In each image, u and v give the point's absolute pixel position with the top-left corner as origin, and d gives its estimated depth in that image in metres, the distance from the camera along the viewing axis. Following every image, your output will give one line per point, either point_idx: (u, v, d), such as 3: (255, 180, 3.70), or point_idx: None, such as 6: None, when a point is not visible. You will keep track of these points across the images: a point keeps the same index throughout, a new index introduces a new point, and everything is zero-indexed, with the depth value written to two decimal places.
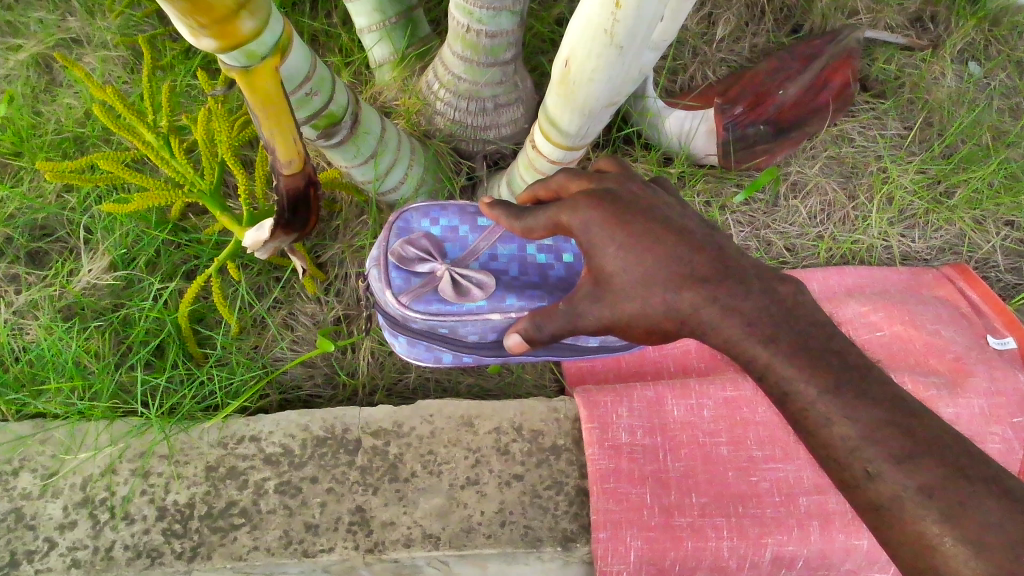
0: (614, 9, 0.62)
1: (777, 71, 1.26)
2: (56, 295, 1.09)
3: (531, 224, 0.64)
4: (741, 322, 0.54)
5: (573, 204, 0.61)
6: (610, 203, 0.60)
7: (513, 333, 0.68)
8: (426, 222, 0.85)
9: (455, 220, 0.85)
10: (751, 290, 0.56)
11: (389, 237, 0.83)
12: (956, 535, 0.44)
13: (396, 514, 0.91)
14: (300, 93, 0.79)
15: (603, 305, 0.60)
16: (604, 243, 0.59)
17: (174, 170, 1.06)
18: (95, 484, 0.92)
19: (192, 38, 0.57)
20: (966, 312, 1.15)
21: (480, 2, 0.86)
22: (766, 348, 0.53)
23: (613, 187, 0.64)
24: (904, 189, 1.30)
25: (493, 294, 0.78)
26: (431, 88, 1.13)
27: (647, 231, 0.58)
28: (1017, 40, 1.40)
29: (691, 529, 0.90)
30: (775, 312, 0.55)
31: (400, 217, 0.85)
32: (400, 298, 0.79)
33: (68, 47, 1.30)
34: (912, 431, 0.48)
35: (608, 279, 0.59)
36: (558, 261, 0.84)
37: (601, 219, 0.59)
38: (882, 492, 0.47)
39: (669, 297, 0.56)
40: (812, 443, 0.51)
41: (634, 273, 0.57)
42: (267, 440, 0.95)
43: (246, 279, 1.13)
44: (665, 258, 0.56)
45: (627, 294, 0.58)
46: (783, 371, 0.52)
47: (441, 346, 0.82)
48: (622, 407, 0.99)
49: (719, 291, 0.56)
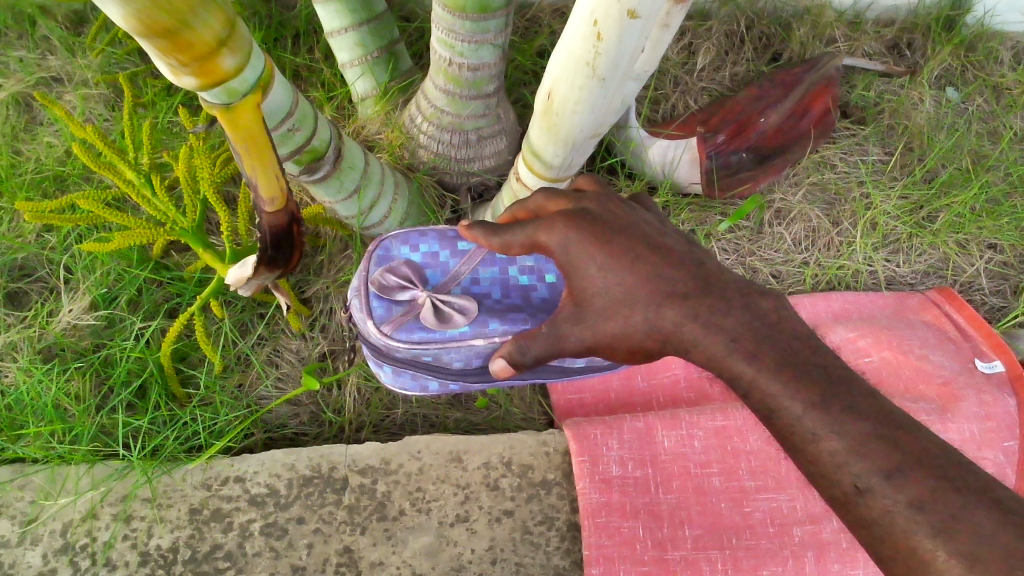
0: (595, 41, 0.62)
1: (757, 99, 1.29)
2: (34, 336, 1.07)
3: (508, 239, 0.62)
4: (724, 338, 0.54)
5: (551, 223, 0.60)
6: (589, 223, 0.60)
7: (497, 357, 0.62)
8: (406, 249, 0.83)
9: (435, 245, 0.83)
10: (732, 308, 0.55)
11: (369, 265, 0.81)
12: (950, 549, 0.43)
13: (385, 554, 0.89)
14: (283, 128, 0.78)
15: (585, 327, 0.58)
16: (585, 263, 0.58)
17: (156, 209, 1.05)
18: (75, 530, 0.90)
19: (174, 77, 0.56)
20: (953, 335, 1.15)
21: (462, 36, 0.86)
22: (750, 364, 0.52)
23: (589, 207, 0.62)
24: (888, 215, 1.30)
25: (475, 319, 0.76)
26: (414, 122, 1.13)
27: (628, 250, 0.57)
28: (993, 65, 1.42)
29: (685, 562, 0.89)
30: (758, 327, 0.54)
31: (379, 245, 0.83)
32: (382, 328, 0.77)
33: (49, 86, 1.29)
34: (899, 444, 0.47)
35: (589, 298, 0.58)
36: (541, 282, 0.82)
37: (580, 240, 0.58)
38: (873, 508, 0.46)
39: (650, 316, 0.56)
40: (797, 458, 0.51)
41: (616, 291, 0.56)
42: (252, 481, 0.93)
43: (230, 316, 1.12)
44: (647, 278, 0.56)
45: (609, 313, 0.57)
46: (768, 386, 0.51)
47: (427, 376, 0.79)
48: (612, 439, 0.98)
49: (700, 307, 0.55)
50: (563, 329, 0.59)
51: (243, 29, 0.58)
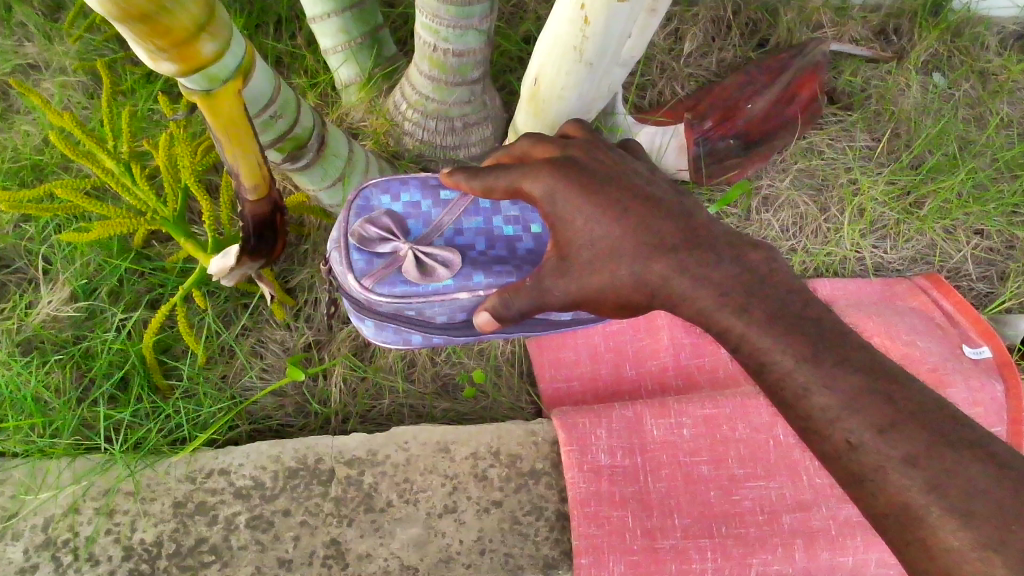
0: (582, 25, 0.61)
1: (744, 86, 1.30)
2: (13, 329, 1.05)
3: (491, 183, 0.61)
4: (713, 293, 0.52)
5: (535, 170, 0.59)
6: (575, 172, 0.59)
7: (480, 310, 0.63)
8: (387, 199, 0.80)
9: (417, 195, 0.80)
10: (722, 259, 0.53)
11: (349, 217, 0.79)
12: (944, 505, 0.42)
13: (373, 546, 0.88)
14: (264, 116, 0.77)
15: (568, 281, 0.58)
16: (570, 215, 0.57)
17: (135, 198, 1.03)
18: (57, 525, 0.89)
19: (151, 63, 0.55)
20: (941, 323, 1.15)
21: (447, 22, 0.85)
22: (740, 318, 0.50)
23: (576, 155, 0.62)
24: (875, 201, 1.30)
25: (459, 272, 0.74)
26: (398, 109, 1.11)
27: (615, 201, 0.57)
28: (980, 50, 1.41)
29: (675, 551, 0.89)
30: (748, 279, 0.52)
31: (359, 196, 0.80)
32: (363, 281, 0.75)
33: (25, 74, 1.27)
34: (893, 398, 0.45)
35: (574, 252, 0.57)
36: (526, 232, 0.80)
37: (566, 188, 0.57)
38: (865, 463, 0.44)
39: (637, 269, 0.55)
40: (789, 414, 0.49)
41: (601, 245, 0.56)
42: (237, 473, 0.92)
43: (213, 306, 1.10)
44: (633, 231, 0.55)
45: (594, 266, 0.57)
46: (759, 341, 0.49)
47: (409, 327, 0.79)
48: (601, 428, 0.97)
49: (689, 261, 0.54)
50: (546, 281, 0.59)
51: (223, 13, 0.56)
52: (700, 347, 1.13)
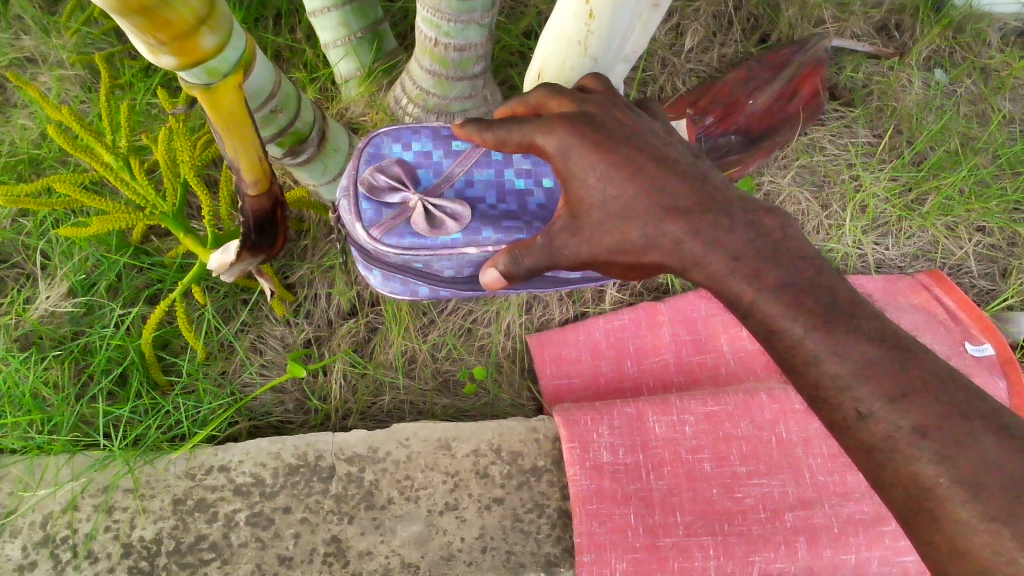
0: (587, 20, 0.60)
1: (745, 82, 1.30)
2: (11, 324, 1.04)
3: (503, 137, 0.56)
4: (726, 257, 0.52)
5: (549, 125, 0.54)
6: (593, 129, 0.54)
7: (489, 268, 0.60)
8: (398, 147, 0.78)
9: (428, 145, 0.78)
10: (736, 223, 0.52)
11: (359, 165, 0.76)
12: (953, 476, 0.42)
13: (373, 543, 0.88)
14: (264, 110, 0.76)
15: (579, 240, 0.55)
16: (583, 172, 0.54)
17: (134, 193, 1.03)
18: (56, 522, 0.88)
19: (151, 56, 0.54)
20: (943, 319, 1.14)
21: (448, 16, 0.84)
22: (751, 284, 0.50)
23: (594, 110, 0.57)
24: (877, 198, 1.29)
25: (468, 226, 0.73)
26: (399, 104, 1.10)
27: (631, 158, 0.54)
28: (981, 47, 1.41)
29: (677, 549, 0.88)
30: (761, 246, 0.52)
31: (370, 143, 0.78)
32: (371, 232, 0.74)
33: (22, 66, 1.26)
34: (904, 367, 0.46)
35: (585, 211, 0.55)
36: (538, 187, 0.78)
37: (581, 145, 0.54)
38: (874, 433, 0.45)
39: (650, 230, 0.53)
40: (798, 381, 0.49)
41: (613, 205, 0.53)
42: (236, 470, 0.92)
43: (212, 302, 1.09)
44: (648, 191, 0.53)
45: (606, 226, 0.54)
46: (769, 308, 0.49)
47: (416, 280, 0.78)
48: (603, 426, 0.96)
49: (703, 224, 0.52)
50: (559, 240, 0.56)
51: (223, 6, 0.55)
52: (702, 344, 1.13)
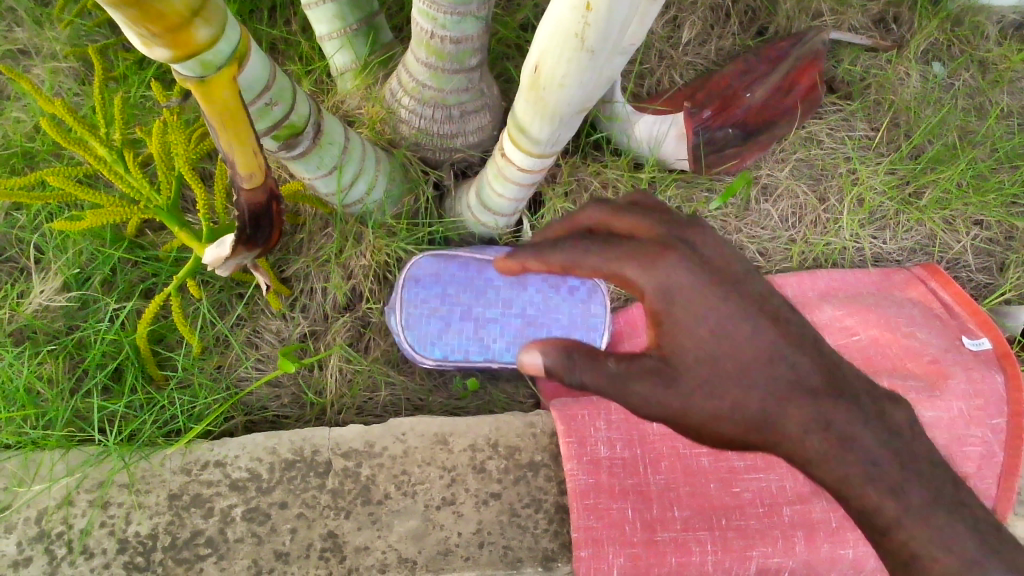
0: (585, 11, 0.60)
1: (743, 74, 1.28)
2: (5, 318, 1.04)
3: (574, 259, 0.53)
4: (823, 414, 0.51)
5: (644, 262, 0.52)
6: (690, 266, 0.52)
7: (530, 352, 0.54)
8: (431, 272, 1.05)
9: (455, 271, 1.06)
10: (844, 400, 0.52)
11: (408, 289, 1.04)
12: None
13: (370, 538, 0.88)
14: (259, 104, 0.76)
15: (669, 391, 0.53)
16: (685, 322, 0.52)
17: (128, 186, 1.02)
18: (50, 518, 0.88)
19: (144, 49, 0.53)
20: (940, 313, 1.11)
21: (444, 7, 0.84)
22: (846, 447, 0.51)
23: (686, 238, 0.54)
24: (875, 191, 1.29)
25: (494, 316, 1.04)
26: (395, 96, 1.09)
27: (729, 316, 0.52)
28: (979, 40, 1.41)
29: (674, 544, 0.88)
30: (858, 409, 0.52)
31: (413, 271, 1.06)
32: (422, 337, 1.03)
33: (15, 58, 1.25)
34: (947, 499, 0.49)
35: (677, 360, 0.53)
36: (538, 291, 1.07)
37: (680, 285, 0.52)
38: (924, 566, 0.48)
39: (750, 420, 0.53)
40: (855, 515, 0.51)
41: (708, 381, 0.52)
42: (232, 465, 0.91)
43: (208, 296, 1.09)
44: (748, 394, 0.52)
45: (707, 395, 0.53)
46: (847, 462, 0.50)
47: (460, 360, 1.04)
48: (600, 420, 0.96)
49: (827, 417, 0.51)
50: (640, 383, 0.53)
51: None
52: None
